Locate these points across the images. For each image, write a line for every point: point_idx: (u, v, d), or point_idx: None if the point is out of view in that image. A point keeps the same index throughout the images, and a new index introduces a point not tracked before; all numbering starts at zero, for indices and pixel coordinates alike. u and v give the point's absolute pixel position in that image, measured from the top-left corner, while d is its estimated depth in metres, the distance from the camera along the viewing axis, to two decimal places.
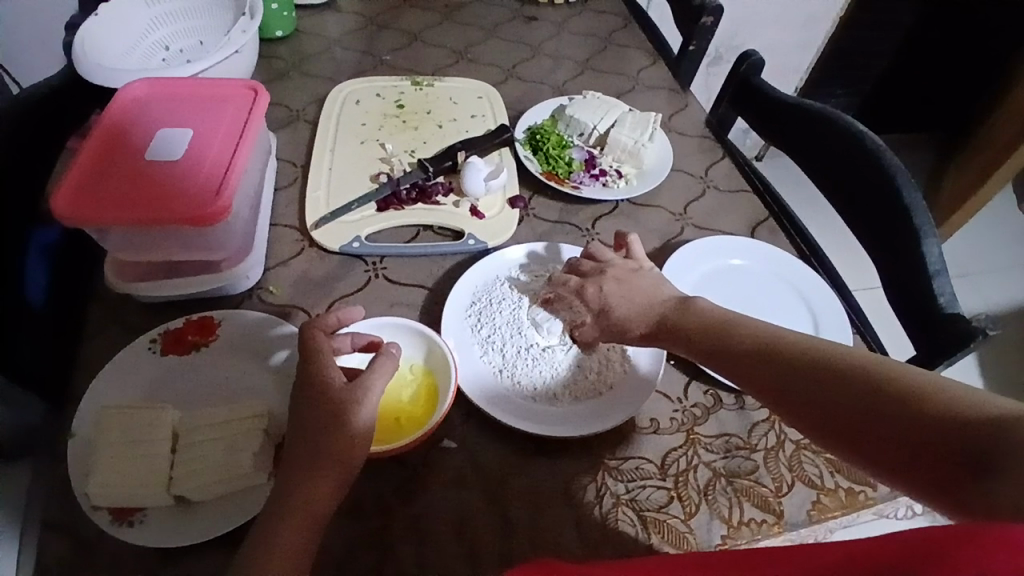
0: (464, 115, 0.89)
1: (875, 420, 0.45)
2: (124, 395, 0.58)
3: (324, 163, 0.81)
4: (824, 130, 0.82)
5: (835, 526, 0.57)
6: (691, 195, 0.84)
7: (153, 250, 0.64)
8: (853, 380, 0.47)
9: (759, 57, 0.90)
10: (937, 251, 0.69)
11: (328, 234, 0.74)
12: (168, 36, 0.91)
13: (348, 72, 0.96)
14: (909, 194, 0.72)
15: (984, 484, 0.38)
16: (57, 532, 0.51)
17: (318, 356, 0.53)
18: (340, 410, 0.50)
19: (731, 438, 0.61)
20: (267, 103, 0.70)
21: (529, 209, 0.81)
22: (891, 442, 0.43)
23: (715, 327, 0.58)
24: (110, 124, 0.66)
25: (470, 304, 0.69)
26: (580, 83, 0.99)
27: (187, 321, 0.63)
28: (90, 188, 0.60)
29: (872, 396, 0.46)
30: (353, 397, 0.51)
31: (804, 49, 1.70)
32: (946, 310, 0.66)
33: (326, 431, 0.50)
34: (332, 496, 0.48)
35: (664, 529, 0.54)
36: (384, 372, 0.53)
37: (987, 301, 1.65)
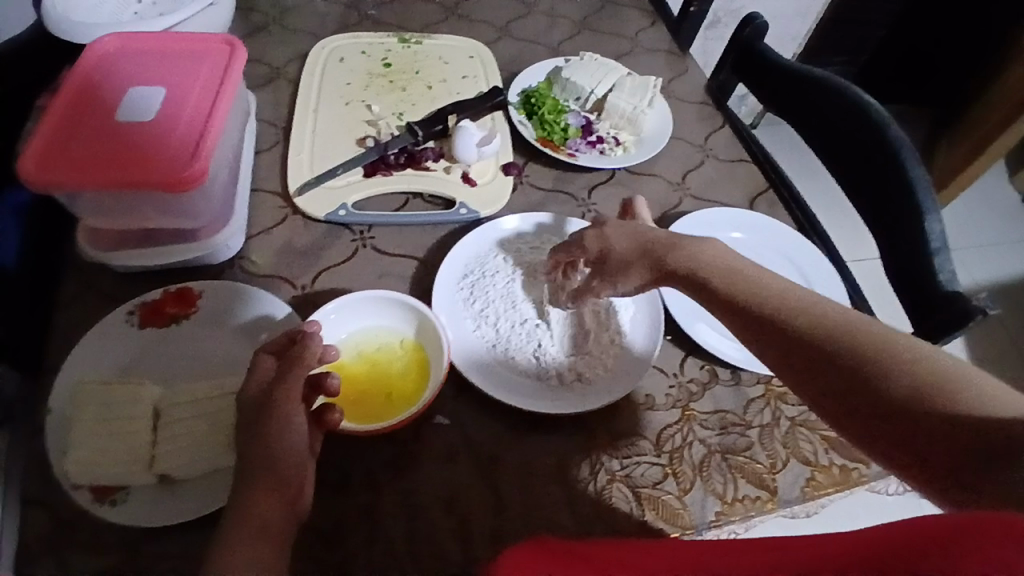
0: (455, 75, 0.85)
1: (875, 394, 0.42)
2: (101, 369, 0.55)
3: (307, 126, 0.77)
4: (829, 99, 0.79)
5: (828, 502, 0.57)
6: (690, 164, 0.82)
7: (128, 217, 0.61)
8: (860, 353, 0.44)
9: (763, 20, 0.87)
10: (939, 227, 0.68)
11: (313, 201, 0.70)
12: None
13: (332, 27, 0.90)
14: (913, 167, 0.70)
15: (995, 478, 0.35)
16: (34, 510, 0.49)
17: (262, 375, 0.50)
18: (294, 410, 0.48)
19: (726, 414, 0.60)
20: (245, 60, 0.66)
21: (523, 175, 0.78)
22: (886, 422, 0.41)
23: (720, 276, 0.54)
24: (78, 81, 0.62)
25: (462, 277, 0.67)
26: (577, 44, 0.95)
27: (166, 291, 0.60)
28: (57, 152, 0.56)
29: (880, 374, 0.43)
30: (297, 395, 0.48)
31: (805, 15, 1.65)
32: (945, 288, 0.65)
33: (290, 431, 0.47)
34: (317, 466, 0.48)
35: (658, 505, 0.54)
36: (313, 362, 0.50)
37: (974, 275, 1.67)
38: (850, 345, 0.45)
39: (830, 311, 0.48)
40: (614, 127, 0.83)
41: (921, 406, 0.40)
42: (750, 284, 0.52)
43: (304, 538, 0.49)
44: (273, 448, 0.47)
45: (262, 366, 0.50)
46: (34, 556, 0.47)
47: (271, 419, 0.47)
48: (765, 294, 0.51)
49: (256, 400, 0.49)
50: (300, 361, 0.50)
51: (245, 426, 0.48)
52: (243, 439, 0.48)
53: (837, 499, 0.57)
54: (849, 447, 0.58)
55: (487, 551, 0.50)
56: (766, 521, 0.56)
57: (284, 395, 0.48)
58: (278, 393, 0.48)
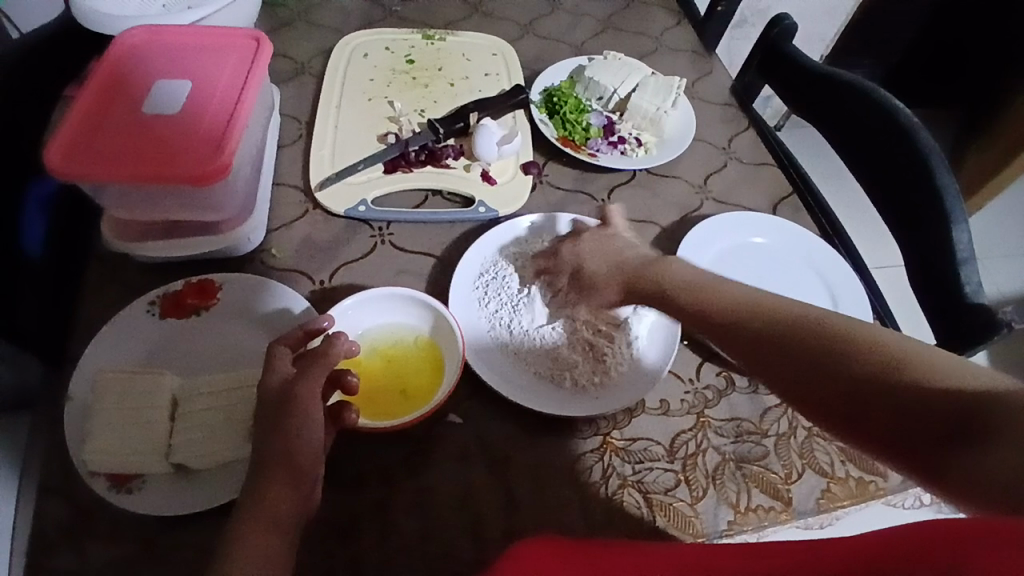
0: (477, 72, 0.85)
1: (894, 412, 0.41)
2: (122, 358, 0.56)
3: (330, 121, 0.77)
4: (857, 102, 0.77)
5: (843, 515, 0.56)
6: (712, 167, 0.81)
7: (151, 209, 0.62)
8: (878, 363, 0.42)
9: (792, 22, 0.85)
10: (967, 238, 0.66)
11: (333, 197, 0.71)
12: None
13: (356, 23, 0.91)
14: (943, 175, 0.69)
15: (972, 466, 0.36)
16: (55, 494, 0.50)
17: (278, 372, 0.50)
18: (306, 408, 0.48)
19: (741, 422, 0.60)
20: (270, 54, 0.67)
21: (542, 175, 0.77)
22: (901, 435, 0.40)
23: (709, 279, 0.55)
24: (107, 75, 0.63)
25: (478, 276, 0.67)
26: (600, 43, 0.94)
27: (187, 283, 0.61)
28: (86, 143, 0.57)
29: (828, 357, 0.45)
30: (310, 395, 0.49)
31: (833, 16, 1.62)
32: (971, 301, 0.64)
33: (304, 428, 0.48)
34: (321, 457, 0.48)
35: (670, 512, 0.53)
36: (328, 363, 0.50)
37: (1001, 285, 1.63)
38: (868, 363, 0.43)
39: (763, 304, 0.50)
40: (637, 128, 0.83)
41: (941, 419, 0.38)
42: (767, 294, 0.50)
43: (316, 530, 0.50)
44: (289, 442, 0.47)
45: (280, 360, 0.51)
46: (53, 541, 0.48)
47: (288, 413, 0.48)
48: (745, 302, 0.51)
49: (277, 393, 0.49)
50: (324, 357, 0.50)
51: (264, 420, 0.49)
52: (261, 431, 0.48)
53: (853, 512, 0.56)
54: (868, 459, 0.57)
55: (496, 551, 0.50)
56: (779, 531, 0.55)
57: (307, 390, 0.49)
58: (300, 388, 0.49)
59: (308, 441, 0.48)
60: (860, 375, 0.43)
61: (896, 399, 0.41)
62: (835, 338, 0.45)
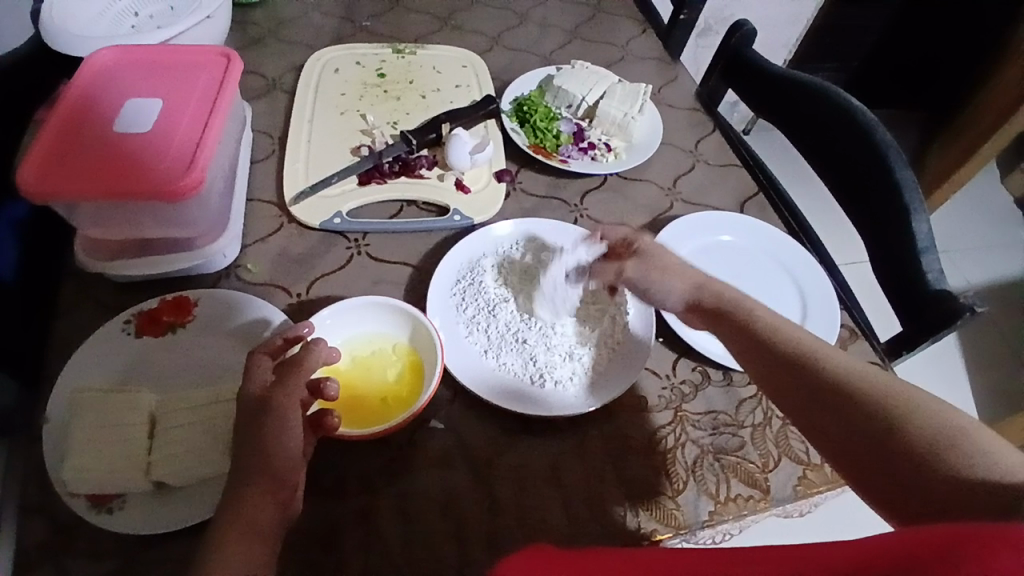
0: (448, 84, 0.86)
1: (893, 451, 0.46)
2: (98, 378, 0.56)
3: (302, 136, 0.78)
4: (817, 102, 0.80)
5: (820, 500, 0.57)
6: (681, 169, 0.83)
7: (125, 226, 0.62)
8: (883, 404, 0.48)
9: (751, 27, 0.88)
10: (926, 228, 0.69)
11: (308, 209, 0.71)
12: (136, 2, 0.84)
13: (326, 38, 0.92)
14: (900, 169, 0.71)
15: None
16: (32, 517, 0.50)
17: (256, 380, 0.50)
18: (285, 415, 0.49)
19: (718, 415, 0.61)
20: (240, 71, 0.67)
21: (515, 182, 0.79)
22: (908, 478, 0.44)
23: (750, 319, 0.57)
24: (77, 95, 0.62)
25: (454, 282, 0.67)
26: (568, 52, 0.97)
27: (163, 300, 0.60)
28: (58, 162, 0.57)
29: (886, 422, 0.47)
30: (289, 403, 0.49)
31: (794, 23, 1.67)
32: (933, 287, 0.66)
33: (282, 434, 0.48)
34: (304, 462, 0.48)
35: (652, 506, 0.54)
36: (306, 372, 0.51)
37: (967, 278, 1.68)
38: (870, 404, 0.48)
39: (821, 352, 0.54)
40: (606, 133, 0.85)
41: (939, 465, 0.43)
42: (770, 329, 0.56)
43: (298, 540, 0.50)
44: (271, 452, 0.47)
45: (259, 368, 0.51)
46: (32, 563, 0.48)
47: (271, 422, 0.48)
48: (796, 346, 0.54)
49: (254, 402, 0.49)
50: (301, 366, 0.51)
51: (246, 429, 0.48)
52: (238, 442, 0.48)
53: (829, 498, 0.58)
54: None
55: (482, 554, 0.51)
56: (759, 519, 0.56)
57: (286, 399, 0.49)
58: (278, 396, 0.49)
59: (283, 449, 0.48)
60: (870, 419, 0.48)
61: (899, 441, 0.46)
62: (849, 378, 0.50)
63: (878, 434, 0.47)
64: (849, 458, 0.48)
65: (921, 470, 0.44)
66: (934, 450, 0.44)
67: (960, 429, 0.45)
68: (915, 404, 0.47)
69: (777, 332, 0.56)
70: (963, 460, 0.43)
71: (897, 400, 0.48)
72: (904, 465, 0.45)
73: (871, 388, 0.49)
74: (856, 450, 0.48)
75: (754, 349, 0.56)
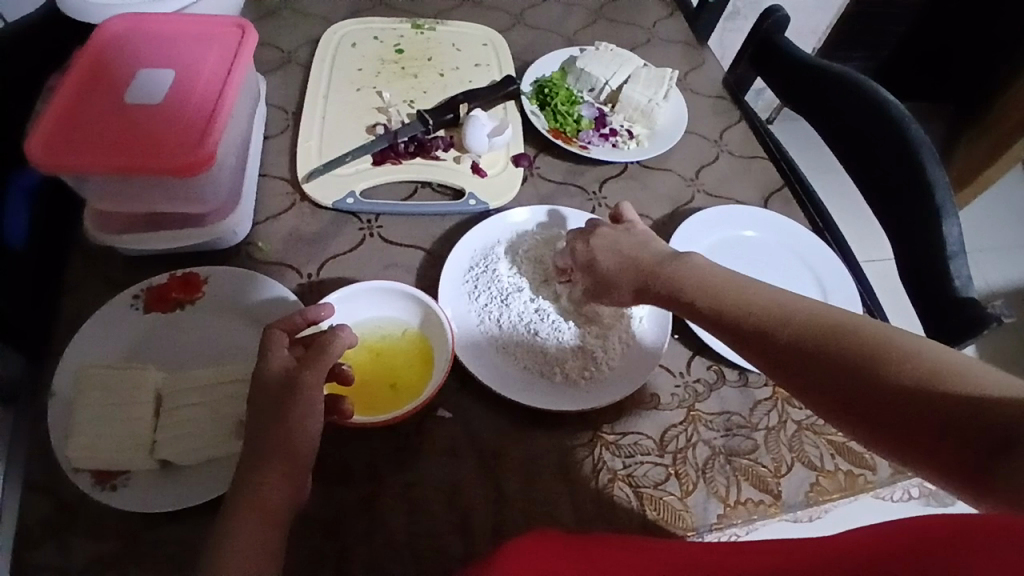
0: (467, 62, 0.84)
1: (880, 392, 0.42)
2: (106, 354, 0.55)
3: (317, 112, 0.76)
4: (848, 95, 0.77)
5: (832, 508, 0.56)
6: (704, 160, 0.80)
7: (136, 201, 0.61)
8: (861, 350, 0.44)
9: (784, 14, 0.85)
10: (957, 232, 0.66)
11: (321, 188, 0.70)
12: None
13: (344, 11, 0.89)
14: (933, 168, 0.69)
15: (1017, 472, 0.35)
16: (38, 491, 0.49)
17: (269, 358, 0.49)
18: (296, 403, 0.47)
19: (731, 416, 0.60)
20: (255, 44, 0.65)
21: (533, 167, 0.77)
22: (898, 420, 0.41)
23: (709, 280, 0.54)
24: (87, 66, 0.61)
25: (467, 270, 0.66)
26: (592, 33, 0.94)
27: (172, 277, 0.60)
28: (68, 134, 0.56)
29: (870, 368, 0.43)
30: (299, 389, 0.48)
31: (825, 10, 1.61)
32: (960, 294, 0.64)
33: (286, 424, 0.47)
34: (308, 449, 0.47)
35: (660, 506, 0.53)
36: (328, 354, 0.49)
37: (989, 280, 1.65)
38: (851, 346, 0.44)
39: (785, 301, 0.50)
40: (628, 119, 0.82)
41: (930, 394, 0.40)
42: (728, 287, 0.53)
43: (301, 527, 0.49)
44: (275, 437, 0.46)
45: (276, 345, 0.50)
46: (36, 538, 0.48)
47: (279, 410, 0.47)
48: (759, 302, 0.51)
49: (277, 382, 0.48)
50: (331, 349, 0.49)
51: (256, 413, 0.48)
52: (256, 422, 0.47)
53: (842, 505, 0.56)
54: (856, 453, 0.58)
55: (486, 547, 0.50)
56: (769, 524, 0.55)
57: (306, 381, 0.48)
58: (291, 382, 0.48)
59: (307, 434, 0.47)
60: (850, 363, 0.44)
61: (885, 381, 0.42)
62: (818, 328, 0.47)
63: (863, 378, 0.43)
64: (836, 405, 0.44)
65: (914, 405, 0.40)
66: (923, 383, 0.40)
67: (952, 355, 0.41)
68: (893, 340, 0.43)
69: (739, 292, 0.52)
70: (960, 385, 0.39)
71: (873, 339, 0.44)
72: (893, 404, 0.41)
73: (851, 330, 0.45)
74: (842, 396, 0.44)
75: (719, 313, 0.52)
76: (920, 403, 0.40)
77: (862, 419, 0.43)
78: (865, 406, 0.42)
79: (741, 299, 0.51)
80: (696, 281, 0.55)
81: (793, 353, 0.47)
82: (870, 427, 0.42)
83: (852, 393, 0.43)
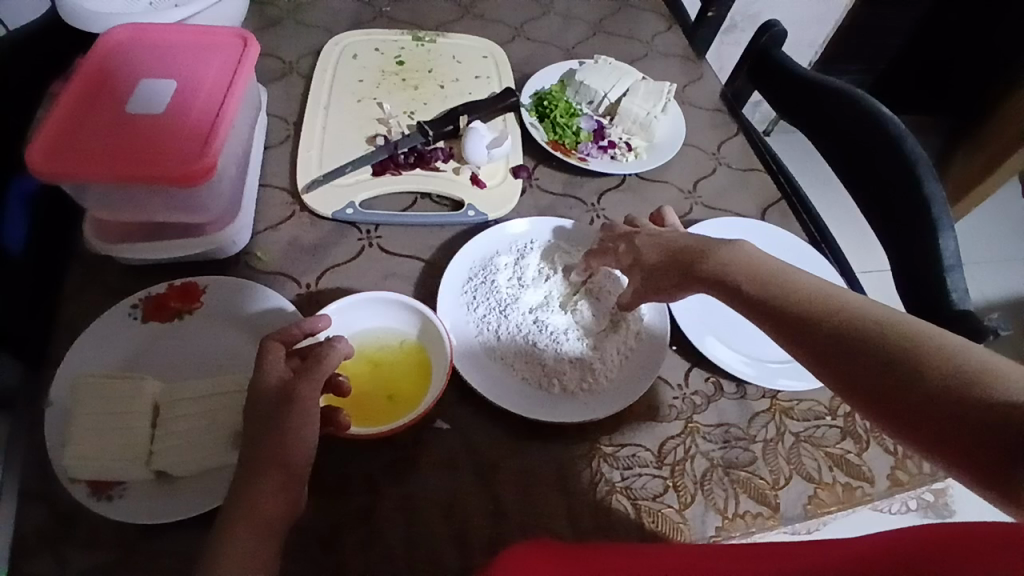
0: (467, 75, 0.84)
1: (913, 389, 0.39)
2: (105, 362, 0.55)
3: (318, 122, 0.76)
4: (846, 109, 0.78)
5: (830, 521, 0.56)
6: (702, 172, 0.81)
7: (136, 210, 0.61)
8: (892, 343, 0.42)
9: (781, 28, 0.85)
10: (953, 245, 0.67)
11: (321, 198, 0.70)
12: None
13: (345, 23, 0.90)
14: (930, 182, 0.69)
15: None
16: (33, 501, 0.49)
17: (267, 368, 0.49)
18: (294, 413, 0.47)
19: (729, 428, 0.60)
20: (257, 55, 0.66)
21: (532, 178, 0.77)
22: (931, 419, 0.38)
23: (744, 263, 0.53)
24: (91, 75, 0.61)
25: (466, 281, 0.66)
26: (591, 46, 0.94)
27: (171, 286, 0.60)
28: (69, 142, 0.56)
29: (903, 363, 0.41)
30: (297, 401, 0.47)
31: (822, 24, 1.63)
32: (958, 307, 0.65)
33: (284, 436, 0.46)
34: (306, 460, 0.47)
35: (659, 518, 0.53)
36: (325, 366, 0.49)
37: (985, 292, 1.66)
38: (880, 339, 0.42)
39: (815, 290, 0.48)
40: (627, 132, 0.83)
41: (965, 397, 0.37)
42: (771, 271, 0.51)
43: (298, 538, 0.49)
44: (273, 448, 0.46)
45: (273, 356, 0.50)
46: (30, 548, 0.47)
47: (278, 421, 0.47)
48: (790, 288, 0.49)
49: (275, 392, 0.48)
50: (327, 359, 0.50)
51: (253, 423, 0.48)
52: (253, 433, 0.47)
53: (840, 518, 0.56)
54: (854, 466, 0.58)
55: (483, 559, 0.50)
56: (767, 537, 0.55)
57: (304, 391, 0.48)
58: (291, 392, 0.48)
59: (303, 444, 0.47)
60: (880, 357, 0.42)
61: (918, 379, 0.39)
62: (849, 318, 0.45)
63: (892, 373, 0.41)
64: (866, 400, 0.42)
65: (946, 406, 0.38)
66: (956, 385, 0.38)
67: (992, 360, 0.38)
68: (928, 336, 0.41)
69: (780, 276, 0.51)
70: (999, 390, 0.36)
71: (905, 336, 0.42)
72: (925, 402, 0.39)
73: (879, 319, 0.44)
74: (873, 389, 0.42)
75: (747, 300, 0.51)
76: (956, 404, 0.37)
77: (894, 415, 0.40)
78: (896, 403, 0.40)
79: (780, 285, 0.50)
80: (739, 262, 0.53)
81: (821, 343, 0.45)
82: (902, 423, 0.40)
83: (881, 386, 0.41)
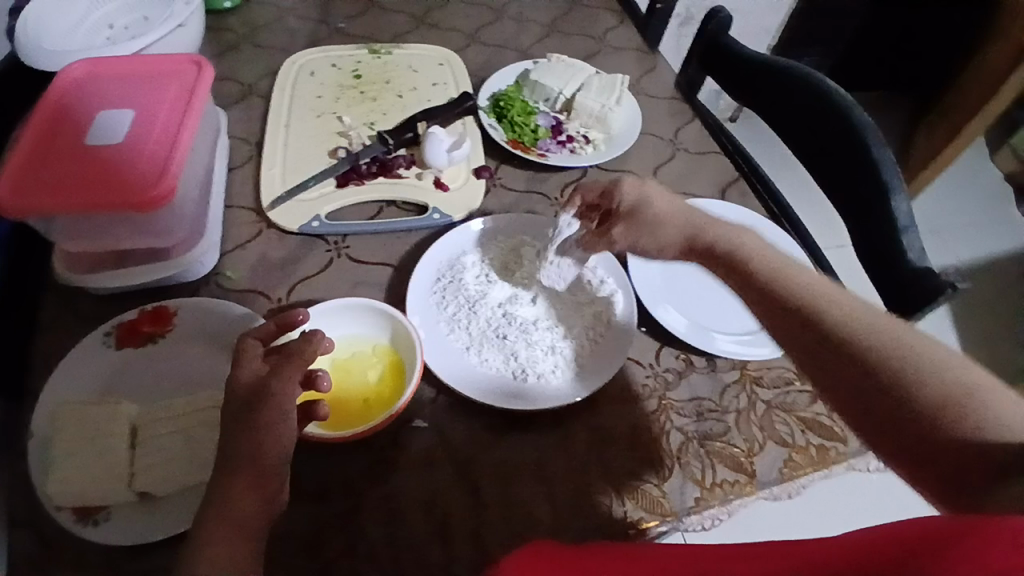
0: (424, 83, 0.86)
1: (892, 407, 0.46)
2: (81, 390, 0.56)
3: (279, 140, 0.77)
4: (793, 86, 0.80)
5: (808, 482, 0.57)
6: (661, 159, 0.83)
7: (103, 238, 0.62)
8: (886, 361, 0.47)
9: (726, 14, 0.88)
10: (905, 207, 0.69)
11: (286, 214, 0.71)
12: (112, 15, 0.83)
13: (302, 42, 0.91)
14: (878, 149, 0.72)
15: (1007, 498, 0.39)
16: (17, 532, 0.50)
17: (244, 363, 0.50)
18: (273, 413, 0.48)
19: (702, 402, 0.61)
20: (211, 78, 0.67)
21: (495, 178, 0.78)
22: (899, 431, 0.46)
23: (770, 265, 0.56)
24: (49, 111, 0.62)
25: (435, 281, 0.67)
26: (546, 46, 0.96)
27: (142, 311, 0.60)
28: (32, 177, 0.57)
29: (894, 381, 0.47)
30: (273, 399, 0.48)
31: (776, 8, 1.66)
32: (915, 266, 0.67)
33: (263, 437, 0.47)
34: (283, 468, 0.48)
35: (639, 495, 0.54)
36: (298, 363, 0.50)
37: (957, 257, 1.69)
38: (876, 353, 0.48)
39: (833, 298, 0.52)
40: (584, 126, 0.85)
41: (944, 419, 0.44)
42: (796, 283, 0.54)
43: (283, 545, 0.50)
44: (254, 450, 0.47)
45: (249, 355, 0.51)
46: None
47: (257, 423, 0.48)
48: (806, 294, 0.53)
49: (249, 391, 0.49)
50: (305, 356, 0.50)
51: (229, 424, 0.48)
52: (228, 434, 0.48)
53: (817, 479, 0.58)
54: (826, 427, 0.59)
55: (467, 551, 0.51)
56: (747, 504, 0.56)
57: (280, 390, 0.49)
58: (266, 390, 0.49)
59: (278, 447, 0.47)
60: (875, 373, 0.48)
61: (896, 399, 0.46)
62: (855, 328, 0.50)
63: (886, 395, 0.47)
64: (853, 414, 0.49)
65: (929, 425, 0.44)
66: (942, 405, 0.44)
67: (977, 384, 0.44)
68: (923, 357, 0.47)
69: (795, 279, 0.55)
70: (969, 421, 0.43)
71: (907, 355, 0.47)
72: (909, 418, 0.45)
73: (899, 337, 0.48)
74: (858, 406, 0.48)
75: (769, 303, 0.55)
76: (932, 424, 0.44)
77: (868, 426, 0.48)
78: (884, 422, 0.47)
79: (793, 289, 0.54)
80: (761, 259, 0.57)
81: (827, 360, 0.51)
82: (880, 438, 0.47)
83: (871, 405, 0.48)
